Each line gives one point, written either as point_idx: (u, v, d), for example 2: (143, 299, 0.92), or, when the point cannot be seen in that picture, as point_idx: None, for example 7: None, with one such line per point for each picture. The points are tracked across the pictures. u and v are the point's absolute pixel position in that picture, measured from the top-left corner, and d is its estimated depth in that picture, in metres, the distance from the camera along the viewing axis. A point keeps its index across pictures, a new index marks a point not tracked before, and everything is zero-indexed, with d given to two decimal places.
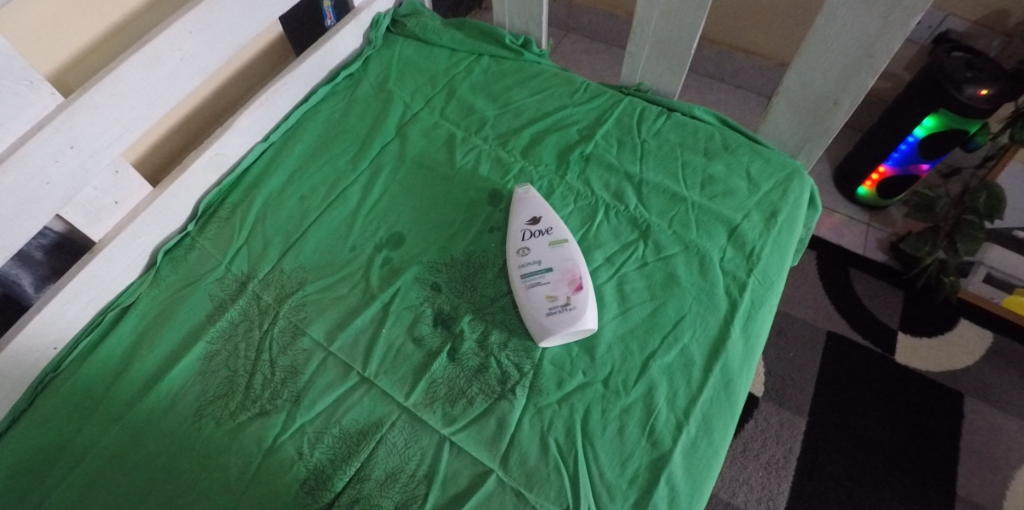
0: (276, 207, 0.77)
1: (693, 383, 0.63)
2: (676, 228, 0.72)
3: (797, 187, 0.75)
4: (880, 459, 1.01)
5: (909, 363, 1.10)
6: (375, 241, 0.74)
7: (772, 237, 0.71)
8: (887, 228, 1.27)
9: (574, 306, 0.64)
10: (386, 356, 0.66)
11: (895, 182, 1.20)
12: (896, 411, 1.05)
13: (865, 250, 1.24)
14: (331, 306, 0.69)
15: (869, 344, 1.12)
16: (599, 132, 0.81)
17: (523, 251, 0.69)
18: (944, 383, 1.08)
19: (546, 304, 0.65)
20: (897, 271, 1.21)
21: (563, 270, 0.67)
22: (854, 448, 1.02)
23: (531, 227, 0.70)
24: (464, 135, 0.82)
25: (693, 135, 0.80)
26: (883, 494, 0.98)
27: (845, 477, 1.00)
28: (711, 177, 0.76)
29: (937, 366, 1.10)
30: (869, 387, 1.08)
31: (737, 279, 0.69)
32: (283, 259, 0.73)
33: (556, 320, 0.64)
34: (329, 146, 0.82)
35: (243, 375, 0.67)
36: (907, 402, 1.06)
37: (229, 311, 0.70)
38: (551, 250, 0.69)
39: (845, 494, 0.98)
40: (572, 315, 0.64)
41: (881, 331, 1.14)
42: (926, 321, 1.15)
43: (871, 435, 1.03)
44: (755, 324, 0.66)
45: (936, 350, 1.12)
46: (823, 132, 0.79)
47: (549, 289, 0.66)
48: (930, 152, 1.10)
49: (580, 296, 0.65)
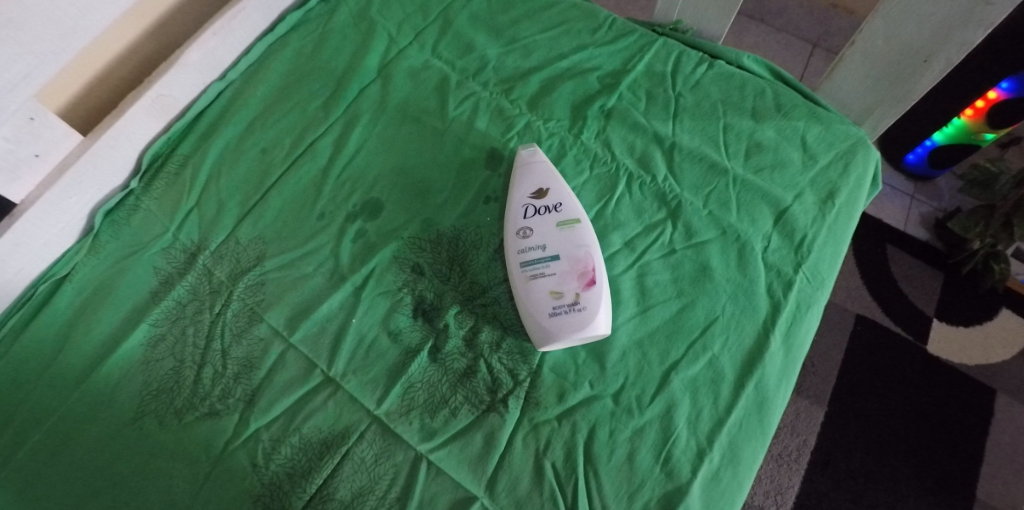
0: (234, 161, 0.65)
1: (720, 403, 0.53)
2: (713, 207, 0.59)
3: (861, 161, 0.62)
4: (900, 456, 0.93)
5: (941, 354, 1.00)
6: (347, 208, 0.61)
7: (828, 224, 0.59)
8: (932, 202, 1.11)
9: (584, 306, 0.52)
10: (356, 353, 0.55)
11: (953, 151, 1.03)
12: (926, 404, 0.96)
13: (906, 226, 1.10)
14: (292, 288, 0.58)
15: (900, 330, 1.01)
16: (624, 81, 0.66)
17: (525, 232, 0.56)
18: (979, 378, 0.98)
19: (549, 302, 0.53)
20: (939, 252, 1.07)
21: (572, 259, 0.55)
22: (874, 443, 0.94)
23: (535, 202, 0.57)
24: (459, 78, 0.68)
25: (740, 91, 0.65)
26: (899, 493, 0.91)
27: (860, 473, 0.92)
28: (758, 145, 0.62)
29: (971, 359, 1.00)
30: (898, 378, 0.98)
31: (782, 276, 0.57)
32: (239, 227, 0.62)
33: (562, 324, 0.52)
34: (298, 87, 0.68)
35: (191, 366, 0.57)
36: (936, 395, 0.97)
37: (176, 287, 0.60)
38: (558, 232, 0.56)
39: (858, 492, 0.91)
40: (581, 318, 0.52)
41: (916, 317, 1.02)
42: (966, 309, 1.03)
43: (892, 430, 0.94)
44: (797, 333, 0.56)
45: (971, 341, 1.01)
46: (902, 98, 0.65)
47: (554, 282, 0.54)
48: (997, 123, 0.95)
49: (592, 293, 0.53)
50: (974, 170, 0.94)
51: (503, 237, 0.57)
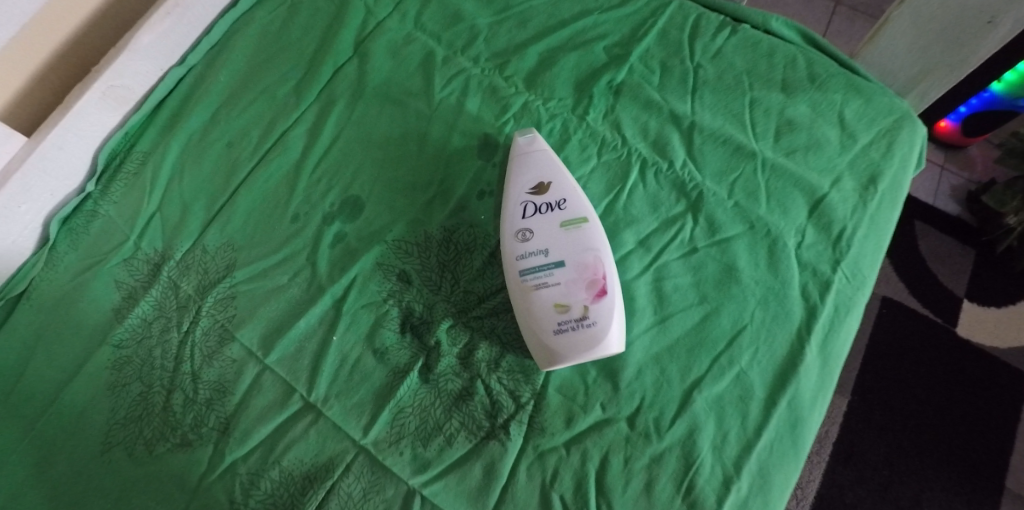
0: (198, 158, 0.58)
1: (749, 424, 0.47)
2: (739, 197, 0.52)
3: (907, 138, 0.54)
4: (926, 444, 0.87)
5: (971, 337, 0.92)
6: (324, 208, 0.55)
7: (870, 214, 0.52)
8: (963, 174, 1.02)
9: (594, 321, 0.46)
10: (339, 375, 0.49)
11: (988, 118, 0.92)
12: (957, 391, 0.89)
13: (935, 200, 1.00)
14: (265, 302, 0.52)
15: (929, 312, 0.94)
16: (635, 51, 0.58)
17: (525, 234, 0.49)
18: (1011, 362, 0.91)
19: (554, 316, 0.46)
20: (970, 228, 0.98)
21: (579, 266, 0.48)
22: (899, 432, 0.88)
23: (535, 199, 0.50)
24: (447, 53, 0.59)
25: (768, 60, 0.57)
26: (926, 484, 0.85)
27: (884, 465, 0.86)
28: (790, 122, 0.54)
29: (1004, 341, 0.92)
30: (926, 363, 0.91)
31: (818, 276, 0.50)
32: (205, 233, 0.55)
33: (569, 342, 0.46)
34: (265, 71, 0.61)
35: (160, 392, 0.51)
36: (966, 378, 0.90)
37: (139, 304, 0.54)
38: (562, 234, 0.49)
39: (883, 484, 0.86)
40: (591, 335, 0.46)
41: (946, 298, 0.95)
42: (999, 288, 0.95)
43: (917, 417, 0.88)
44: (836, 341, 0.49)
45: (1004, 322, 0.93)
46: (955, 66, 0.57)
47: (558, 293, 0.47)
48: None
49: (603, 306, 0.46)
50: (1014, 138, 0.85)
51: (500, 240, 0.50)
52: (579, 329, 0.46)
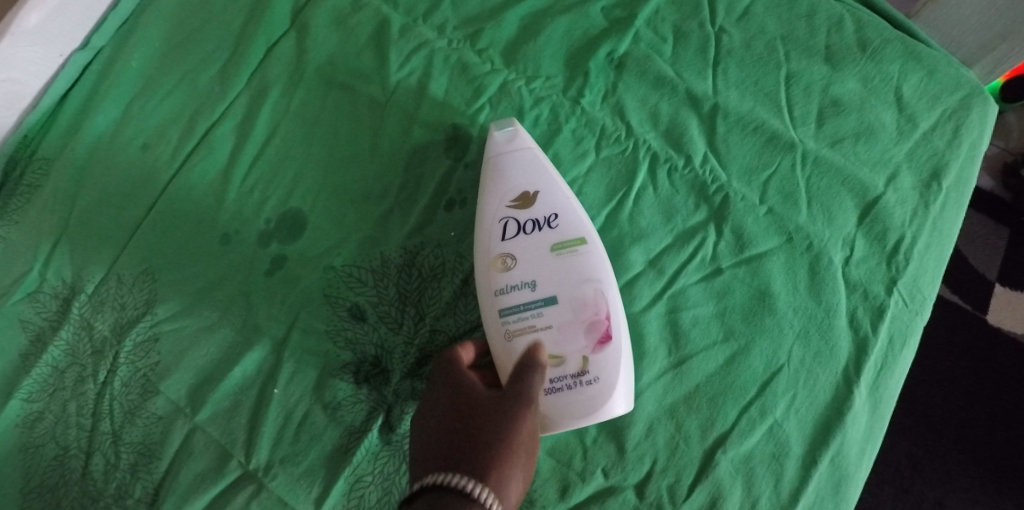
0: (109, 165, 0.48)
1: (784, 488, 0.38)
2: (773, 202, 0.42)
3: (980, 119, 0.43)
4: (955, 442, 0.73)
5: (1002, 324, 0.75)
6: (259, 226, 0.45)
7: (933, 219, 0.41)
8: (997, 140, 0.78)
9: (595, 377, 0.37)
10: (283, 435, 0.41)
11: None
12: (993, 382, 0.74)
13: None
14: (193, 345, 0.43)
15: (955, 297, 0.76)
16: (641, 12, 0.46)
17: (506, 262, 0.38)
18: None
19: (545, 371, 0.37)
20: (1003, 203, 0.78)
21: (575, 303, 0.38)
22: (923, 428, 0.73)
23: (518, 214, 0.39)
24: (404, 21, 0.48)
25: (807, 21, 0.45)
26: (954, 487, 0.72)
27: (905, 466, 0.73)
28: (836, 103, 0.43)
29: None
30: (959, 350, 0.75)
31: (871, 300, 0.40)
32: (120, 259, 0.46)
33: (565, 405, 0.37)
34: (184, 51, 0.50)
35: (77, 455, 0.43)
36: (1003, 365, 0.74)
37: (48, 349, 0.45)
38: (553, 262, 0.39)
39: (902, 488, 0.72)
40: (591, 395, 0.37)
41: (975, 282, 0.76)
42: None
43: (945, 413, 0.73)
44: (889, 381, 0.40)
45: None
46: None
47: (549, 341, 0.37)
48: None
49: (605, 357, 0.37)
50: None
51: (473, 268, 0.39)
52: (576, 388, 0.37)
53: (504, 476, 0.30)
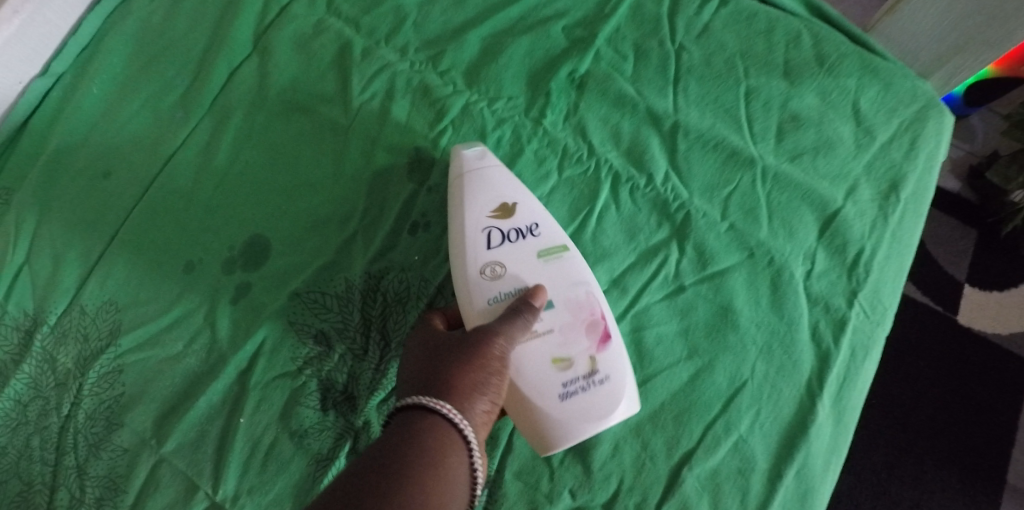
0: (71, 194, 0.47)
1: (751, 503, 0.38)
2: (734, 218, 0.42)
3: (937, 130, 0.43)
4: (928, 442, 0.74)
5: (973, 323, 0.78)
6: (224, 253, 0.44)
7: (892, 231, 0.42)
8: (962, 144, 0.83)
9: (605, 376, 0.37)
10: (249, 465, 0.40)
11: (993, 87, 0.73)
12: (963, 382, 0.75)
13: None
14: (158, 375, 0.43)
15: (926, 299, 0.79)
16: (602, 31, 0.46)
17: (494, 271, 0.38)
18: (1015, 349, 0.76)
19: (556, 376, 0.36)
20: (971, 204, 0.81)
21: (572, 306, 0.38)
22: (897, 428, 0.74)
23: (501, 225, 0.39)
24: (366, 44, 0.48)
25: (766, 36, 0.46)
26: (930, 487, 0.72)
27: (881, 467, 0.73)
28: (794, 117, 0.44)
29: (1010, 327, 0.77)
30: (931, 350, 0.77)
31: (833, 314, 0.41)
32: (83, 289, 0.45)
33: (583, 408, 0.36)
34: (147, 77, 0.49)
35: (39, 492, 0.42)
36: (969, 363, 0.76)
37: (10, 383, 0.44)
38: (543, 267, 0.38)
39: (880, 489, 0.72)
40: (603, 395, 0.36)
41: (944, 283, 0.79)
42: (1004, 268, 0.79)
43: (917, 412, 0.75)
44: (852, 393, 0.40)
45: (1009, 306, 0.78)
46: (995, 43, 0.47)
47: (554, 345, 0.37)
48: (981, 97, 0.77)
49: (610, 356, 0.37)
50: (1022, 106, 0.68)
51: (459, 282, 0.38)
52: (589, 389, 0.36)
53: (472, 382, 0.33)
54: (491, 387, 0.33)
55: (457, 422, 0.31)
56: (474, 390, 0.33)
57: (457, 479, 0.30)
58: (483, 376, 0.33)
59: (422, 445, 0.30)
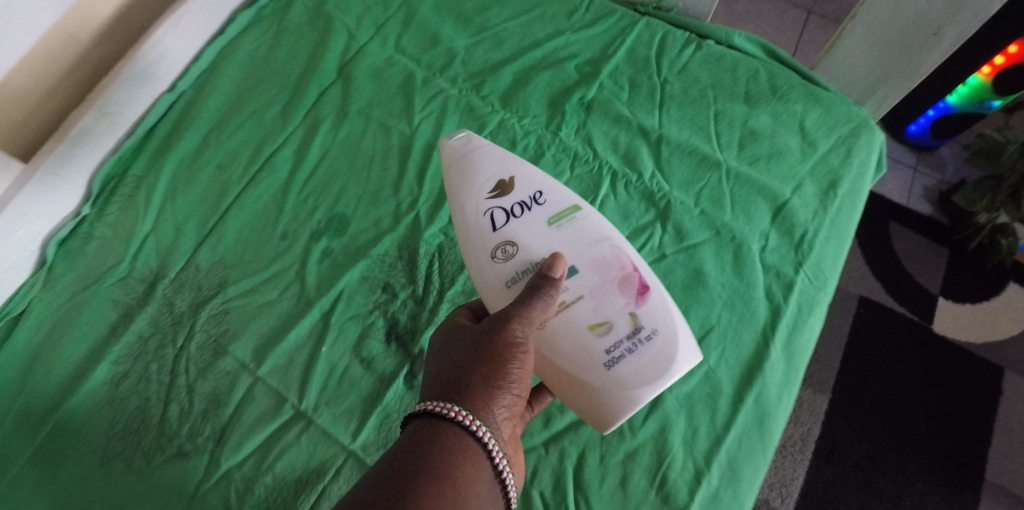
0: (191, 180, 0.61)
1: (718, 420, 0.50)
2: (705, 206, 0.55)
3: (865, 144, 0.57)
4: (907, 439, 0.88)
5: (948, 332, 0.94)
6: (312, 226, 0.57)
7: (830, 218, 0.55)
8: (935, 175, 1.04)
9: (649, 334, 0.47)
10: (328, 383, 0.52)
11: (958, 120, 0.95)
12: (937, 388, 0.90)
13: (908, 201, 1.03)
14: (257, 316, 0.55)
15: (905, 310, 0.95)
16: (605, 69, 0.61)
17: (507, 251, 0.49)
18: (985, 356, 0.93)
19: (603, 343, 0.46)
20: (943, 227, 1.01)
21: (601, 274, 0.49)
22: (881, 428, 0.88)
23: (508, 206, 0.51)
24: (426, 75, 0.63)
25: (731, 74, 0.60)
26: (908, 478, 0.86)
27: (866, 461, 0.87)
28: (753, 133, 0.58)
29: (978, 337, 0.94)
30: (909, 360, 0.92)
31: (781, 278, 0.53)
32: (197, 252, 0.58)
33: (630, 363, 0.46)
34: (255, 94, 0.64)
35: (157, 405, 0.54)
36: (944, 373, 0.91)
37: (135, 322, 0.56)
38: (545, 229, 0.50)
39: (865, 480, 0.86)
40: (647, 350, 0.46)
41: (921, 296, 0.96)
42: (971, 284, 0.97)
43: (899, 413, 0.89)
44: (800, 338, 0.52)
45: (979, 317, 0.95)
46: (909, 77, 0.58)
47: (596, 315, 0.47)
48: (946, 130, 0.97)
49: (645, 312, 0.48)
50: (980, 139, 0.88)
51: (481, 264, 0.49)
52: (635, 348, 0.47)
53: (487, 386, 0.41)
54: (506, 389, 0.42)
55: (477, 432, 0.39)
56: (491, 392, 0.41)
57: (480, 478, 0.38)
58: (495, 377, 0.42)
59: (435, 460, 0.37)
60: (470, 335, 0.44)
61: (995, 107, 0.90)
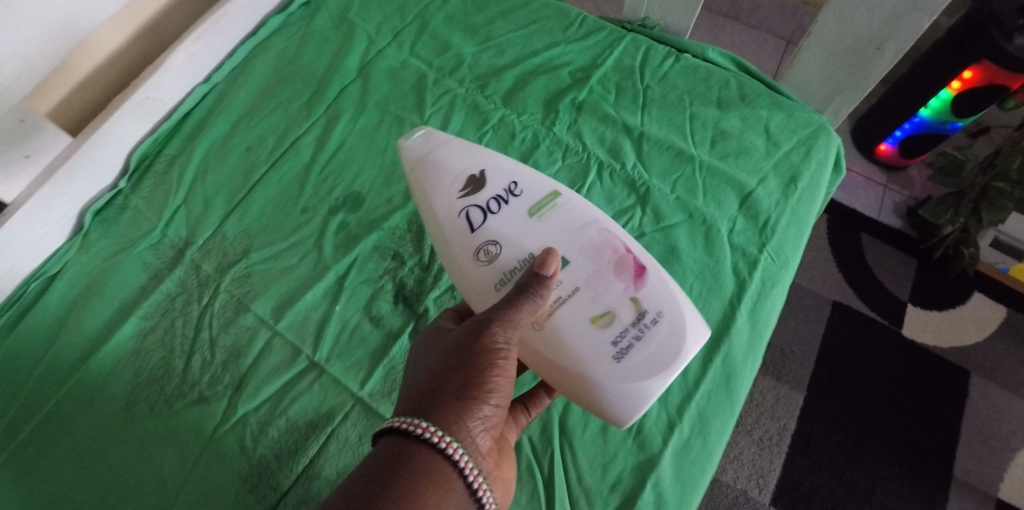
0: (221, 159, 0.67)
1: (689, 377, 0.56)
2: (680, 193, 0.63)
3: (822, 146, 0.65)
4: (879, 436, 0.94)
5: (918, 337, 1.01)
6: (330, 202, 0.64)
7: (791, 206, 0.62)
8: (905, 191, 1.13)
9: (652, 318, 0.51)
10: (340, 338, 0.58)
11: (922, 141, 1.05)
12: (906, 388, 0.97)
13: (880, 214, 1.11)
14: (277, 278, 0.61)
15: (876, 315, 1.02)
16: (594, 75, 0.69)
17: (490, 253, 0.53)
18: (953, 360, 0.99)
19: (608, 334, 0.50)
20: (911, 240, 1.09)
21: (597, 262, 0.53)
22: (854, 425, 0.94)
23: (484, 207, 0.55)
24: (436, 76, 0.70)
25: (705, 82, 0.68)
26: (879, 472, 0.91)
27: (840, 455, 0.92)
28: (723, 133, 0.65)
29: (946, 342, 1.01)
30: (880, 362, 0.99)
31: (747, 256, 0.60)
32: (225, 222, 0.64)
33: (636, 349, 0.50)
34: (282, 87, 0.71)
35: (181, 356, 0.59)
36: (913, 375, 0.98)
37: (164, 282, 0.62)
38: (519, 220, 0.55)
39: (839, 473, 0.91)
40: (651, 334, 0.50)
41: (892, 303, 1.03)
42: (939, 293, 1.04)
43: (871, 411, 0.95)
44: (764, 308, 0.58)
45: (946, 324, 1.02)
46: (858, 85, 0.66)
47: (598, 308, 0.51)
48: (912, 150, 1.07)
49: (645, 298, 0.52)
50: (942, 157, 0.98)
51: (468, 267, 0.53)
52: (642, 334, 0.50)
53: (459, 402, 0.43)
54: (481, 400, 0.44)
55: (448, 449, 0.41)
56: (463, 412, 0.43)
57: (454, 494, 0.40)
58: (467, 397, 0.44)
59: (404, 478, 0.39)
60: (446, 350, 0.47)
61: (955, 128, 1.01)
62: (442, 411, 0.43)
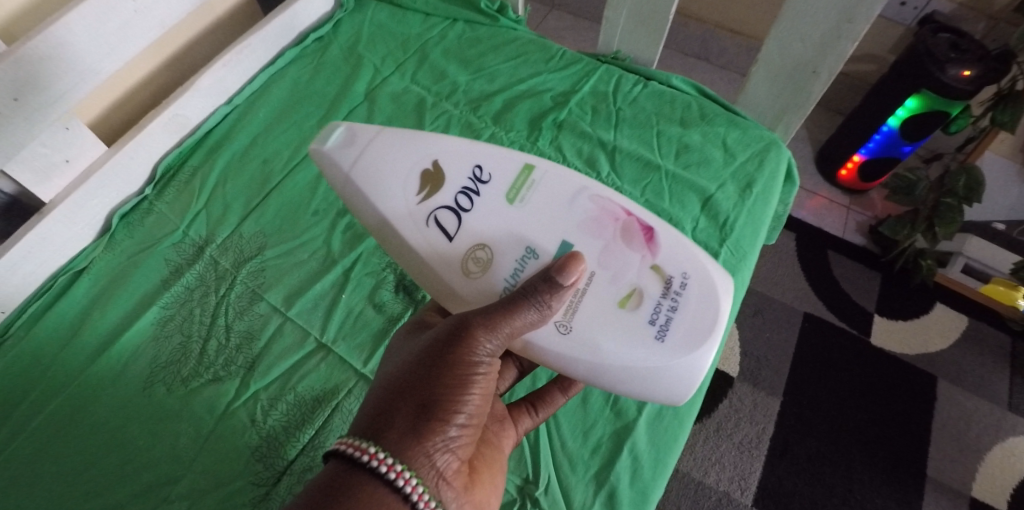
0: (240, 170, 0.75)
1: None
2: (649, 197, 0.71)
3: (774, 158, 0.74)
4: (853, 439, 0.99)
5: (885, 344, 1.08)
6: (338, 206, 0.72)
7: (747, 208, 0.70)
8: (868, 212, 1.23)
9: (677, 286, 0.56)
10: (346, 322, 0.64)
11: (879, 163, 1.16)
12: (876, 394, 1.03)
13: (844, 234, 1.21)
14: (290, 271, 0.68)
15: (846, 325, 1.09)
16: (573, 98, 0.79)
17: (479, 258, 0.57)
18: (920, 367, 1.06)
19: (642, 311, 0.55)
20: (875, 255, 1.18)
21: (608, 237, 0.56)
22: (829, 430, 0.99)
23: (455, 208, 0.57)
24: (434, 100, 0.80)
25: (670, 105, 0.78)
26: (852, 473, 0.97)
27: (817, 458, 0.97)
28: (686, 147, 0.74)
29: (911, 350, 1.08)
30: (851, 370, 1.05)
31: (709, 250, 0.68)
32: (242, 224, 0.71)
33: (669, 319, 0.55)
34: (297, 109, 0.80)
35: (198, 340, 0.64)
36: (884, 382, 1.04)
37: (184, 276, 0.68)
38: (488, 211, 0.57)
39: (816, 475, 0.96)
40: (677, 302, 0.55)
41: (860, 314, 1.11)
42: (904, 304, 1.12)
43: (844, 416, 1.01)
44: None
45: (911, 332, 1.09)
46: (801, 103, 0.76)
47: (626, 289, 0.55)
48: (872, 172, 1.18)
49: (663, 266, 0.56)
50: (895, 179, 1.08)
51: (454, 274, 0.57)
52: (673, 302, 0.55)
53: (419, 424, 0.46)
54: (441, 420, 0.46)
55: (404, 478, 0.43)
56: (422, 438, 0.45)
57: None
58: (426, 430, 0.46)
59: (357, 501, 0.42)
60: (409, 367, 0.49)
61: (907, 151, 1.11)
62: (401, 431, 0.45)
